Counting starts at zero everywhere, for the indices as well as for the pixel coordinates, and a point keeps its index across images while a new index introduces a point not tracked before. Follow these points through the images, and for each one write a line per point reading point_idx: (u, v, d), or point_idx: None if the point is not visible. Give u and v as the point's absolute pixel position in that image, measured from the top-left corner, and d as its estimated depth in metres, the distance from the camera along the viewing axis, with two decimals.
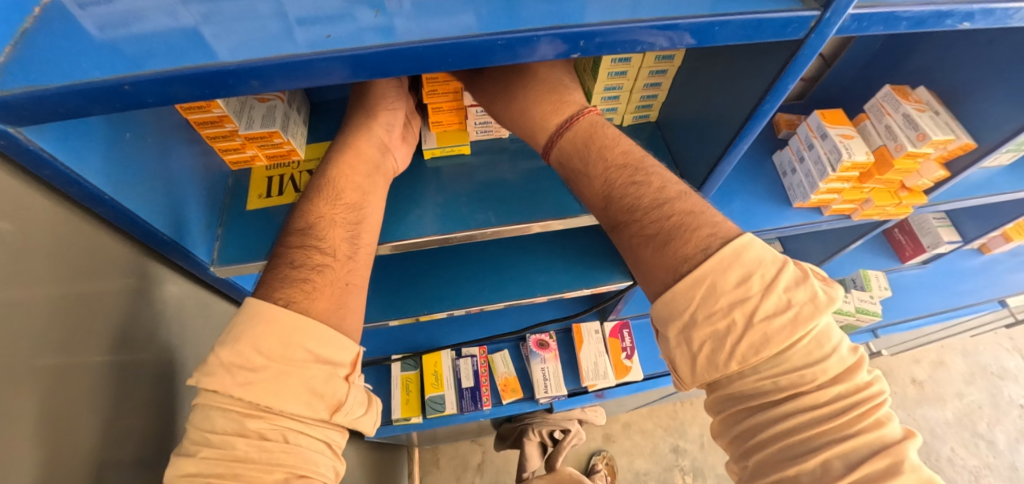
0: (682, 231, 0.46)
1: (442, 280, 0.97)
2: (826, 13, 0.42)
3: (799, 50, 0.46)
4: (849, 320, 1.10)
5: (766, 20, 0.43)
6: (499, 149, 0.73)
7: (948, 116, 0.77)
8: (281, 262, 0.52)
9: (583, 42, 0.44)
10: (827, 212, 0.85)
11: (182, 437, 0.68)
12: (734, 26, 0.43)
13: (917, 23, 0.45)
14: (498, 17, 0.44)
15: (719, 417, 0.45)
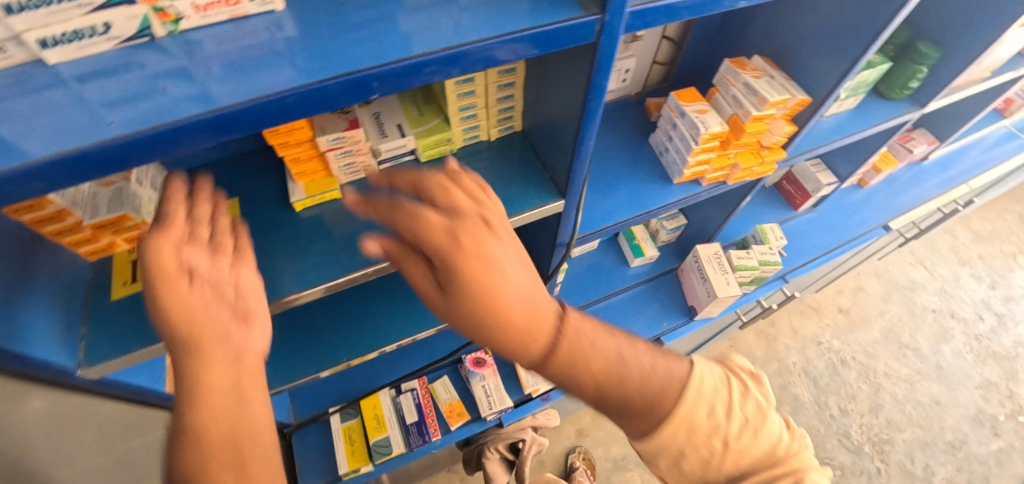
0: (584, 352, 0.47)
1: (359, 323, 0.97)
2: (606, 16, 0.46)
3: (598, 50, 0.50)
4: (757, 273, 1.17)
5: (562, 28, 0.46)
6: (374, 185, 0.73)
7: (782, 77, 0.85)
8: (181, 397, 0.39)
9: (414, 76, 0.45)
10: (703, 183, 0.91)
11: None
12: (529, 40, 0.46)
13: (697, 9, 0.52)
14: (313, 66, 0.43)
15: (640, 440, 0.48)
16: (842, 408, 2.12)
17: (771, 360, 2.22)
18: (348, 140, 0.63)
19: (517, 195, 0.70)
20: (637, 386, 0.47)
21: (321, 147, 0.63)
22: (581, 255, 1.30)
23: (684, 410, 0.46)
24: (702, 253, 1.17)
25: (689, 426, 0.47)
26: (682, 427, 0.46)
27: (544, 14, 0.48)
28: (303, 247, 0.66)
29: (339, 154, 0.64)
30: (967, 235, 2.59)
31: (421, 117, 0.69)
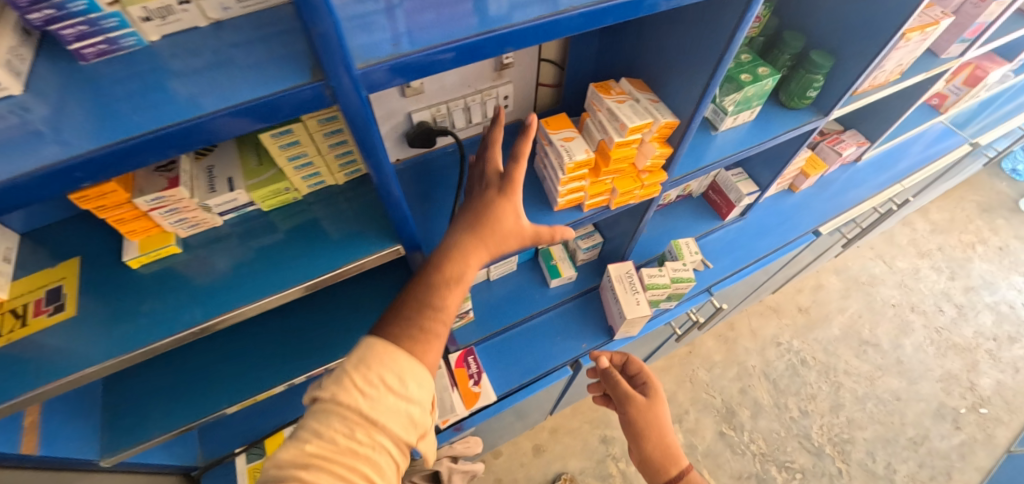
0: (637, 434, 0.88)
1: (238, 369, 0.92)
2: (324, 83, 0.46)
3: (339, 112, 0.49)
4: (670, 290, 1.15)
5: (288, 97, 0.46)
6: (217, 237, 0.71)
7: (650, 99, 0.82)
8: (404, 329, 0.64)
9: (198, 140, 0.45)
10: (585, 209, 0.90)
11: None
12: (271, 105, 0.46)
13: (457, 56, 0.54)
14: (54, 145, 0.42)
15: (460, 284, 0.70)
16: (802, 409, 2.10)
17: (731, 364, 2.20)
18: (170, 198, 0.61)
19: (358, 242, 0.71)
20: (665, 436, 0.87)
21: (143, 206, 0.61)
22: (501, 278, 1.29)
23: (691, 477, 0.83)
24: (613, 272, 1.16)
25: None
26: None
27: (270, 79, 0.46)
28: (136, 306, 0.65)
29: (165, 212, 0.63)
30: (926, 226, 2.60)
31: (259, 167, 0.68)
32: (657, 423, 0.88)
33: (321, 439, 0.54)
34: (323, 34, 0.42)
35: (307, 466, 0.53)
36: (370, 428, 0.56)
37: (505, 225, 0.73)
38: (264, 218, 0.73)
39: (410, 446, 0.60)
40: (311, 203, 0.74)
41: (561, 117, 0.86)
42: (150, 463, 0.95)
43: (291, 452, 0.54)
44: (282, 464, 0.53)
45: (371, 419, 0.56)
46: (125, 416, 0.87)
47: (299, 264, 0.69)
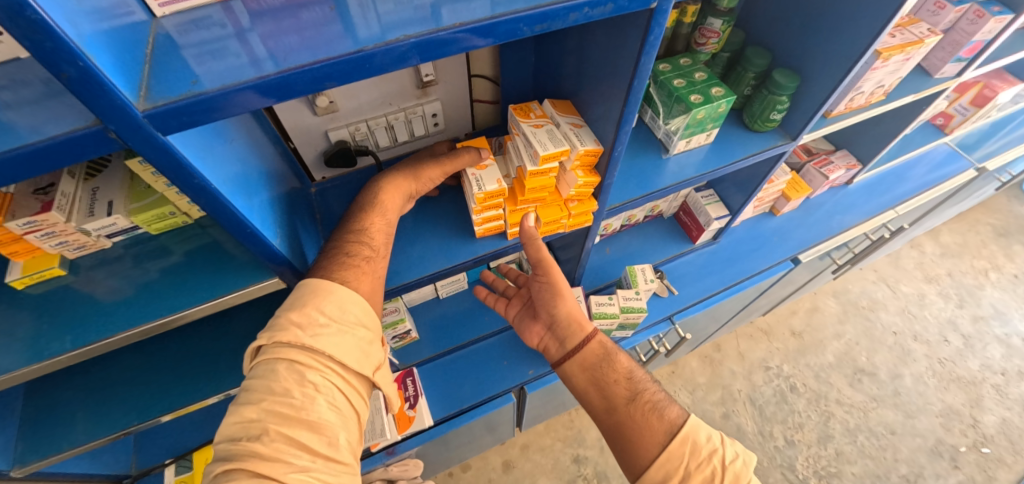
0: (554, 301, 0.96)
1: (153, 384, 0.90)
2: (105, 127, 0.40)
3: (148, 156, 0.44)
4: (620, 320, 1.10)
5: (79, 138, 0.41)
6: (112, 259, 0.70)
7: (574, 123, 0.77)
8: (336, 259, 0.68)
9: (9, 178, 0.41)
10: (510, 235, 0.87)
11: None
12: (54, 149, 0.41)
13: (296, 87, 0.47)
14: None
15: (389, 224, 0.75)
16: (787, 439, 1.98)
17: (715, 387, 2.10)
18: (44, 222, 0.59)
19: (245, 270, 0.68)
20: (570, 302, 0.95)
21: (16, 231, 0.59)
22: (452, 297, 1.25)
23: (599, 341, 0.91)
24: None
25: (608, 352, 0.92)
26: (599, 350, 0.91)
27: (68, 118, 0.42)
28: (12, 328, 0.64)
29: (41, 235, 0.61)
30: (936, 250, 2.48)
31: (146, 191, 0.66)
32: (561, 293, 0.95)
33: (276, 394, 0.57)
34: (80, 78, 0.36)
35: (262, 432, 0.55)
36: (315, 355, 0.60)
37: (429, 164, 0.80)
38: (159, 240, 0.72)
39: (367, 377, 0.66)
40: (208, 226, 0.73)
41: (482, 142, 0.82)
42: (70, 474, 0.94)
43: (245, 412, 0.56)
44: (236, 426, 0.56)
45: (319, 353, 0.60)
46: (38, 430, 0.86)
47: (183, 290, 0.67)
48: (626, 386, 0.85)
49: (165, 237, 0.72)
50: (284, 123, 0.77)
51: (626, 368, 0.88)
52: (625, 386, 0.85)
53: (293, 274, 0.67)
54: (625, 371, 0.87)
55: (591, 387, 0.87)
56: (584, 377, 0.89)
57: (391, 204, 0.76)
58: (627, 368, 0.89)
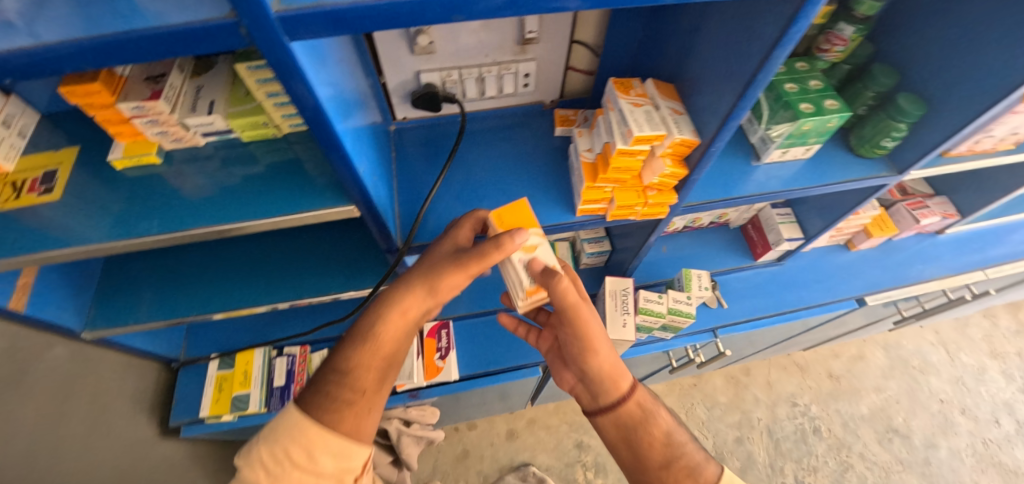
0: (589, 356, 0.81)
1: (213, 283, 0.96)
2: (239, 21, 0.40)
3: (269, 57, 0.44)
4: (664, 321, 1.07)
5: (205, 29, 0.41)
6: (202, 157, 0.73)
7: (674, 109, 0.73)
8: (330, 382, 0.68)
9: (134, 57, 0.43)
10: (579, 212, 0.83)
11: None
12: (182, 35, 0.41)
13: (417, 15, 0.45)
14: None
15: (393, 322, 0.71)
16: (797, 479, 1.91)
17: (734, 409, 2.04)
18: (150, 109, 0.61)
19: (320, 193, 0.69)
20: (610, 352, 0.81)
21: (125, 113, 0.62)
22: (499, 261, 1.26)
23: (636, 398, 0.80)
24: (608, 287, 1.07)
25: (645, 410, 0.81)
26: (636, 409, 0.80)
27: (199, 5, 0.42)
28: (109, 203, 0.68)
29: (145, 121, 0.64)
30: (1011, 325, 2.27)
31: (244, 97, 0.67)
32: (599, 347, 0.80)
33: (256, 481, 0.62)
34: None
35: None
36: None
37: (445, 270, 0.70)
38: (247, 148, 0.73)
39: None
40: (294, 143, 0.73)
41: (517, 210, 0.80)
42: (128, 346, 1.02)
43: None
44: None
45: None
46: (112, 302, 0.94)
47: (260, 201, 0.69)
48: (661, 451, 0.75)
49: (253, 146, 0.73)
50: (381, 56, 0.77)
51: (664, 429, 0.78)
52: (660, 450, 0.76)
53: (366, 205, 0.68)
54: (664, 433, 0.77)
55: (623, 451, 0.79)
56: (616, 435, 0.80)
57: (399, 325, 0.72)
58: (665, 431, 0.78)
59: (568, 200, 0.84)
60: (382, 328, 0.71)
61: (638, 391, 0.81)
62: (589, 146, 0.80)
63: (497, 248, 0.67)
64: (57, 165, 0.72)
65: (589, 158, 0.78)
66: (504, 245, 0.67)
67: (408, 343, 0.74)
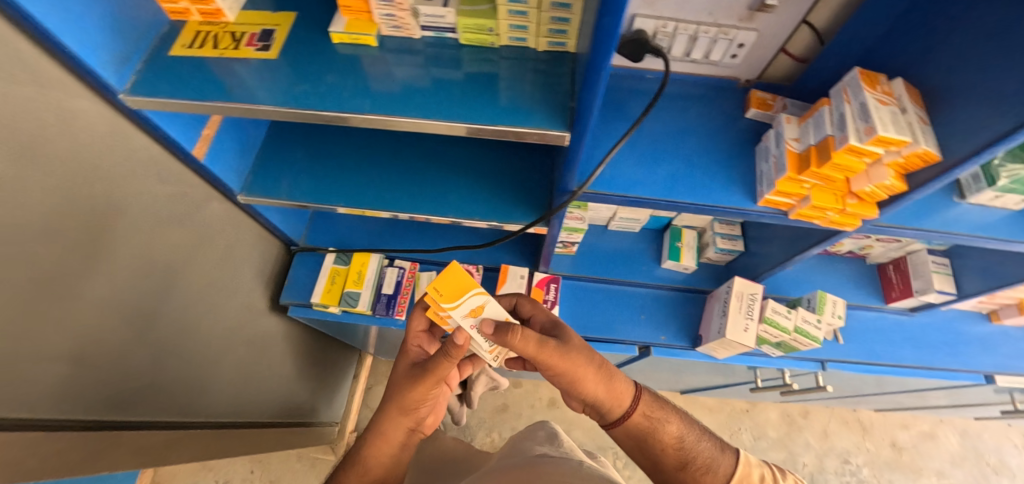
0: (591, 372, 0.79)
1: (361, 179, 0.96)
2: None
3: None
4: (784, 337, 1.01)
5: None
6: (411, 49, 0.72)
7: (920, 117, 0.67)
8: (365, 452, 0.88)
9: None
10: (761, 202, 0.78)
11: (84, 260, 0.74)
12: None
13: None
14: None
15: (414, 417, 0.87)
16: None
17: (781, 447, 1.87)
18: None
19: (529, 112, 0.65)
20: (600, 374, 0.80)
21: None
22: (617, 232, 1.23)
23: (638, 405, 0.83)
24: (736, 287, 1.02)
25: (653, 415, 0.84)
26: (643, 420, 0.82)
27: None
28: (322, 74, 0.70)
29: (381, 1, 0.63)
30: None
31: None
32: (587, 368, 0.79)
33: None
34: None
35: None
36: None
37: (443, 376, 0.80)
38: (456, 50, 0.71)
39: None
40: (503, 57, 0.71)
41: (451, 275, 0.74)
42: (265, 218, 1.08)
43: None
44: None
45: None
46: (268, 173, 0.98)
47: (463, 106, 0.67)
48: (675, 456, 0.80)
49: (463, 50, 0.71)
50: None
51: (675, 432, 0.82)
52: (675, 456, 0.80)
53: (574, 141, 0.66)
54: (673, 438, 0.82)
55: (638, 456, 0.84)
56: (629, 443, 0.84)
57: (383, 444, 0.88)
58: (677, 432, 0.83)
59: (750, 186, 0.80)
60: (390, 428, 0.87)
61: (642, 402, 0.84)
62: (797, 135, 0.75)
63: (453, 347, 0.75)
64: (273, 25, 0.73)
65: (795, 148, 0.74)
66: (454, 351, 0.75)
67: (403, 454, 0.89)
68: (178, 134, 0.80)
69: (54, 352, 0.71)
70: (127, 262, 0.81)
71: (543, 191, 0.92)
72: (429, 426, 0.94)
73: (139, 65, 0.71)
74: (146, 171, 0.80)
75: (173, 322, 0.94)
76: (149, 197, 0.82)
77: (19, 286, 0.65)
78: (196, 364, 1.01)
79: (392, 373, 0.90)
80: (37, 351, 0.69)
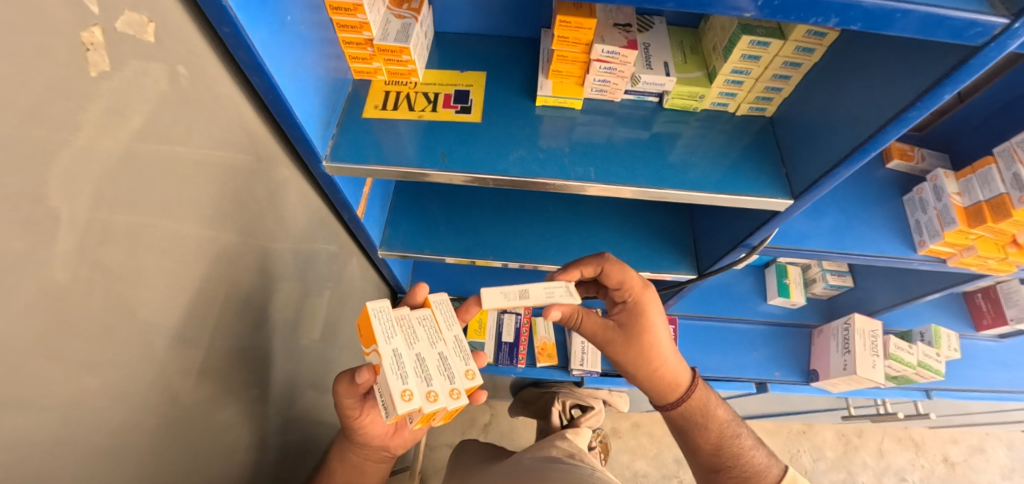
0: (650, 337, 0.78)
1: (506, 230, 0.95)
2: (1016, 23, 0.39)
3: (971, 57, 0.43)
4: (908, 372, 1.04)
5: (951, 18, 0.39)
6: (607, 111, 0.73)
7: None
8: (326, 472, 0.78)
9: (839, 17, 0.40)
10: (921, 251, 0.83)
11: (262, 335, 0.69)
12: (914, 19, 0.40)
13: None
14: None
15: (362, 439, 0.74)
16: None
17: (841, 468, 1.85)
18: (620, 57, 0.63)
19: (744, 178, 0.68)
20: (657, 374, 0.79)
21: (593, 54, 0.64)
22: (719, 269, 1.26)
23: (690, 404, 0.82)
24: (857, 324, 1.05)
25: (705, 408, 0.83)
26: (693, 412, 0.82)
27: None
28: (529, 137, 0.70)
29: (603, 67, 0.65)
30: None
31: (685, 64, 0.69)
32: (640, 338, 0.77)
33: None
34: None
35: None
36: None
37: (343, 402, 0.68)
38: (650, 112, 0.74)
39: None
40: (696, 118, 0.74)
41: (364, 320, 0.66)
42: (390, 270, 1.05)
43: None
44: None
45: None
46: (408, 225, 0.96)
47: (675, 169, 0.69)
48: (708, 458, 0.81)
49: (656, 112, 0.74)
50: None
51: (718, 432, 0.82)
52: (709, 456, 0.82)
53: (793, 207, 0.67)
54: (713, 444, 0.81)
55: (677, 441, 0.86)
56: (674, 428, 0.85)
57: (348, 465, 0.77)
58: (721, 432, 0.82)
59: (906, 235, 0.85)
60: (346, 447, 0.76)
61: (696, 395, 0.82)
62: (959, 190, 0.79)
63: (347, 384, 0.66)
64: (467, 86, 0.74)
65: (960, 202, 0.78)
66: (345, 389, 0.66)
67: (369, 470, 0.78)
68: (350, 195, 0.77)
69: (234, 438, 0.66)
70: (286, 329, 0.77)
71: (688, 238, 0.94)
72: (398, 445, 0.78)
73: (334, 128, 0.69)
74: (309, 232, 0.77)
75: (309, 384, 0.89)
76: (309, 258, 0.79)
77: (222, 367, 0.61)
78: (318, 425, 0.96)
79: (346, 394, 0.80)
80: (221, 440, 0.63)
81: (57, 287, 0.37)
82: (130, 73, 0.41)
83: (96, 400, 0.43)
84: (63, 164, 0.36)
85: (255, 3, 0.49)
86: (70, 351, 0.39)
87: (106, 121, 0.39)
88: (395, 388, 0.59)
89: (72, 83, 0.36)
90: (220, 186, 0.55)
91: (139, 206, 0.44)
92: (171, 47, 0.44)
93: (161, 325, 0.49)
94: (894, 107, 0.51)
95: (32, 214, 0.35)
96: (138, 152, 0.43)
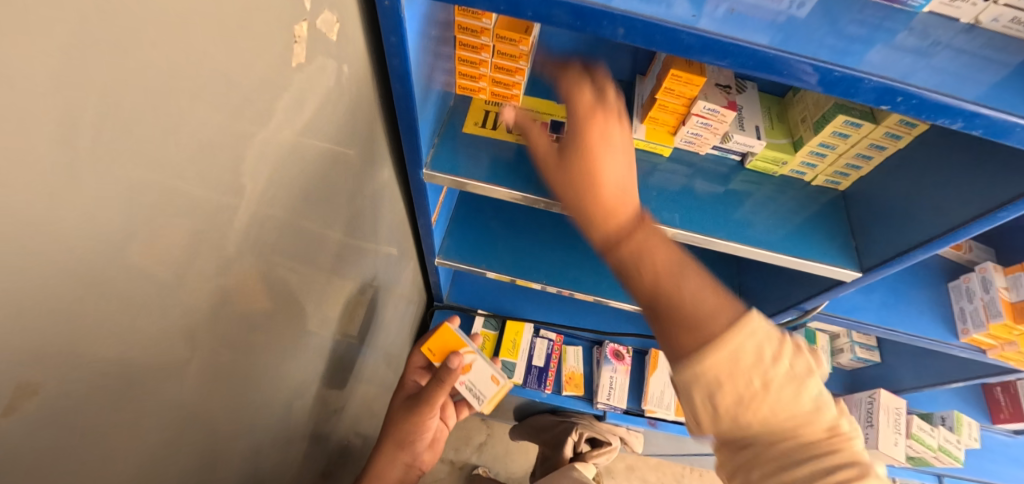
0: None
1: (564, 257, 0.98)
2: None
3: None
4: (927, 454, 1.06)
5: None
6: (688, 162, 0.77)
7: None
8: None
9: (959, 121, 0.44)
10: (963, 338, 0.85)
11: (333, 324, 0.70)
12: None
13: None
14: (842, 55, 0.44)
15: (423, 441, 0.79)
16: None
17: None
18: (719, 115, 0.66)
19: (818, 247, 0.71)
20: None
21: (694, 108, 0.67)
22: None
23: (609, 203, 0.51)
24: (884, 400, 1.04)
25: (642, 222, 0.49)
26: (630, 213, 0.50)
27: None
28: None
29: (699, 122, 0.69)
30: None
31: (772, 130, 0.74)
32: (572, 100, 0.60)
33: None
34: None
35: None
36: None
37: (438, 396, 0.74)
38: (729, 170, 0.77)
39: None
40: (771, 182, 0.77)
41: (442, 336, 0.76)
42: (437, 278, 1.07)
43: None
44: None
45: None
46: (466, 237, 0.98)
47: (750, 227, 0.72)
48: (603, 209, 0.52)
49: (735, 171, 0.77)
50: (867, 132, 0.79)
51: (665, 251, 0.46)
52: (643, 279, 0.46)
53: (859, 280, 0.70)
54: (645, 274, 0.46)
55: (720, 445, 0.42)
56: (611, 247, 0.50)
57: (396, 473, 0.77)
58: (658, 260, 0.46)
59: (948, 321, 0.88)
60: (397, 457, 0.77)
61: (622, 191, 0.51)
62: (1006, 284, 0.80)
63: (445, 374, 0.71)
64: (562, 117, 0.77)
65: (1008, 296, 0.79)
66: (446, 381, 0.72)
67: None
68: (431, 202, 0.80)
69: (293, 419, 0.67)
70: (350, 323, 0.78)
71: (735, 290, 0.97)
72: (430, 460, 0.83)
73: (435, 138, 0.72)
74: (388, 232, 0.79)
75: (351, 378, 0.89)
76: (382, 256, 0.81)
77: (301, 351, 0.62)
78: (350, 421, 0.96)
79: (389, 406, 0.82)
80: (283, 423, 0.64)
81: (228, 256, 0.40)
82: (315, 67, 0.43)
83: (220, 366, 0.45)
84: (258, 146, 0.39)
85: (419, 20, 0.52)
86: (219, 315, 0.41)
87: (292, 108, 0.42)
88: (493, 371, 0.77)
89: (279, 71, 0.39)
90: (342, 179, 0.57)
91: (292, 190, 0.47)
92: (344, 48, 0.47)
93: (275, 302, 0.51)
94: (984, 204, 0.55)
95: (230, 184, 0.37)
96: (302, 143, 0.46)
